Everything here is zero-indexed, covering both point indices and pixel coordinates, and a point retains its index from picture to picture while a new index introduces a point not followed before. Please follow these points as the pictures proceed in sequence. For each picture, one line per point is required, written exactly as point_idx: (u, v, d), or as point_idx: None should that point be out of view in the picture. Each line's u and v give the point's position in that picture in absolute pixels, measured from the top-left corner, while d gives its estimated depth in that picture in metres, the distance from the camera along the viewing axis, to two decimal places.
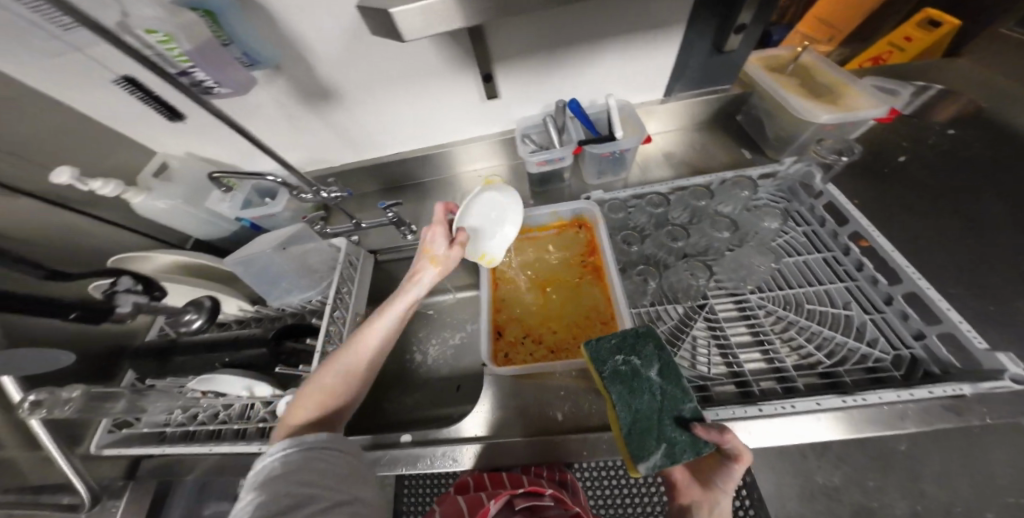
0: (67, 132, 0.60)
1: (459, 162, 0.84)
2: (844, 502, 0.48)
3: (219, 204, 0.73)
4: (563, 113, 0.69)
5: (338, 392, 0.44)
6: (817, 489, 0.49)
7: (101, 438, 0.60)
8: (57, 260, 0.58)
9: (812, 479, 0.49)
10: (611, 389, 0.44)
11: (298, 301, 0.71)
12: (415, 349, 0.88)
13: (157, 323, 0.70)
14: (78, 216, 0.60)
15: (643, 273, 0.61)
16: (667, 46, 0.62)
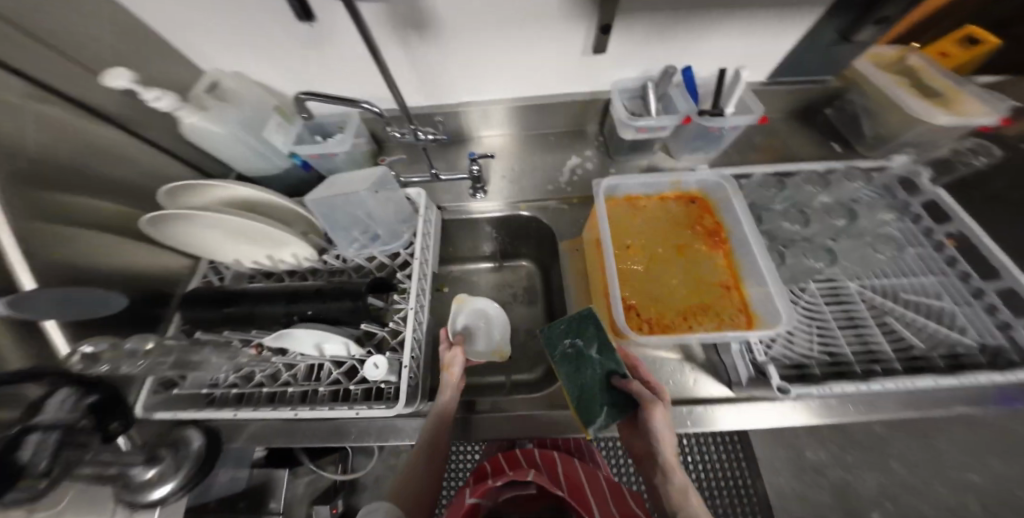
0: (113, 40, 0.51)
1: (533, 120, 0.79)
2: (827, 476, 0.63)
3: (275, 135, 0.64)
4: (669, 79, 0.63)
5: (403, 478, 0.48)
6: (807, 465, 0.64)
7: (146, 401, 0.54)
8: (103, 189, 0.50)
9: (803, 457, 0.65)
10: (561, 369, 0.51)
11: (363, 254, 0.66)
12: None
13: (200, 270, 0.62)
14: (127, 137, 0.54)
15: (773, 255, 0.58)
16: (793, 29, 0.61)
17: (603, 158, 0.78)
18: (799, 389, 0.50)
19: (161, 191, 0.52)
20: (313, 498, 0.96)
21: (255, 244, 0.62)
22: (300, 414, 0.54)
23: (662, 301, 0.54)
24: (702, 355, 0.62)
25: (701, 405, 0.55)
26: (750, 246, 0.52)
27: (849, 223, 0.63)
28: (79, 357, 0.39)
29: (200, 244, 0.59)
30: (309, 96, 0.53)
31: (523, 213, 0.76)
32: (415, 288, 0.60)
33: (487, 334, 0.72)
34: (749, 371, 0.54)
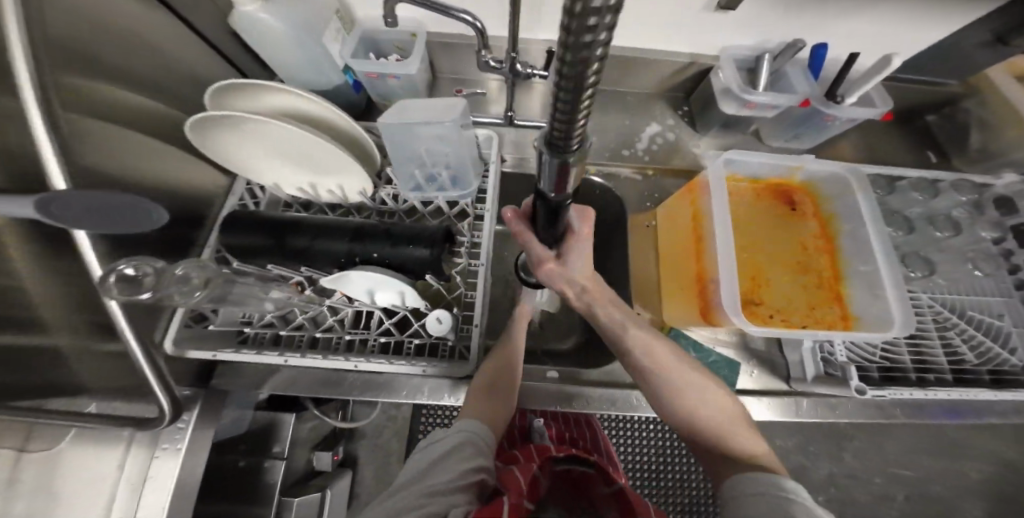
0: None
1: (618, 77, 0.70)
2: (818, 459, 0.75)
3: (332, 43, 0.52)
4: (794, 53, 0.55)
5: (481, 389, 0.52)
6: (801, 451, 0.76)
7: (175, 334, 0.48)
8: (138, 83, 0.40)
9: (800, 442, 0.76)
10: None
11: (423, 199, 0.58)
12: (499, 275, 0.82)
13: (235, 190, 0.53)
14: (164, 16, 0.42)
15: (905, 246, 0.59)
16: (949, 22, 0.54)
17: (685, 134, 0.72)
18: (875, 390, 0.52)
19: (208, 89, 0.41)
20: (313, 439, 0.95)
21: (300, 166, 0.51)
22: (359, 365, 0.51)
23: (756, 291, 0.53)
24: (761, 346, 0.61)
25: (758, 398, 0.56)
26: (868, 250, 0.50)
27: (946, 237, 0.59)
28: (116, 280, 0.31)
29: (238, 157, 0.49)
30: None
31: (588, 176, 0.70)
32: (487, 243, 0.56)
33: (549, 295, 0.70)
34: (818, 369, 0.56)
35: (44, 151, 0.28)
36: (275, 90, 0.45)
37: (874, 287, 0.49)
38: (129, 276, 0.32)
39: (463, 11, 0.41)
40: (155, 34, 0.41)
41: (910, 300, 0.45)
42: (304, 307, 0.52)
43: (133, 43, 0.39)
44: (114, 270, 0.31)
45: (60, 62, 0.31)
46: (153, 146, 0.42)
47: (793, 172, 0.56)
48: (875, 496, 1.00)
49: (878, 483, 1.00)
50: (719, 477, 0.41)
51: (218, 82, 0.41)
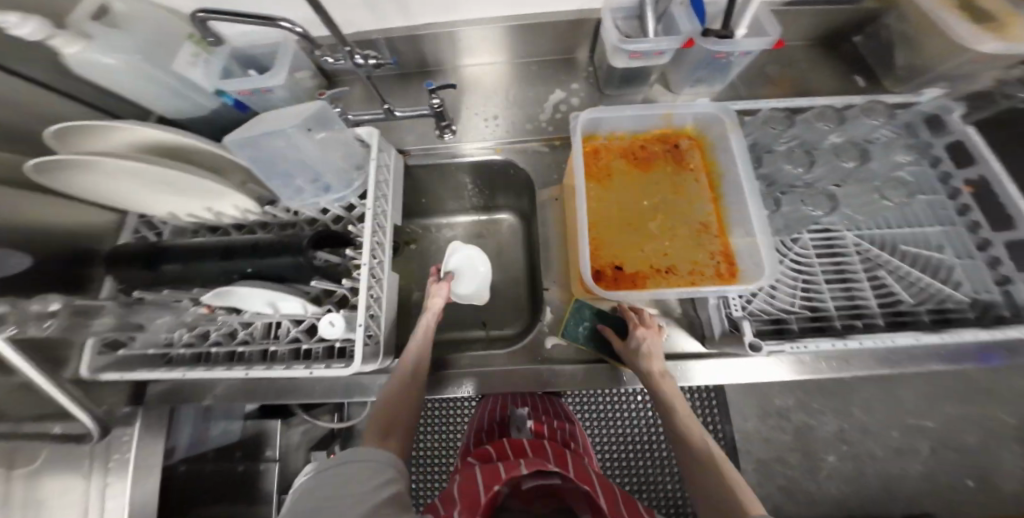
0: None
1: (516, 46, 0.67)
2: None
3: (191, 69, 0.53)
4: None
5: (392, 405, 0.48)
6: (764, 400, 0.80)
7: (91, 362, 0.51)
8: None
9: None
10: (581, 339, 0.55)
11: (314, 209, 0.58)
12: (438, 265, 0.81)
13: (128, 224, 0.57)
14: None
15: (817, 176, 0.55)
16: None
17: (593, 93, 0.69)
18: (772, 346, 0.45)
19: (48, 133, 0.43)
20: (309, 441, 0.87)
21: (183, 194, 0.54)
22: (254, 373, 0.51)
23: (640, 253, 0.51)
24: (680, 310, 0.57)
25: (674, 362, 0.52)
26: (741, 192, 0.49)
27: (859, 166, 0.52)
28: None
29: (121, 197, 0.53)
30: (208, 15, 0.43)
31: (496, 156, 0.68)
32: (367, 241, 0.53)
33: (472, 277, 0.70)
34: (722, 326, 0.50)
35: None
36: (125, 128, 0.47)
37: (750, 231, 0.48)
38: None
39: (282, 20, 0.43)
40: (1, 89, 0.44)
41: (773, 241, 0.44)
42: (214, 325, 0.54)
43: None
44: None
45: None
46: (13, 197, 0.45)
47: (670, 122, 0.56)
48: (892, 451, 0.87)
49: (897, 438, 0.87)
50: (699, 493, 0.39)
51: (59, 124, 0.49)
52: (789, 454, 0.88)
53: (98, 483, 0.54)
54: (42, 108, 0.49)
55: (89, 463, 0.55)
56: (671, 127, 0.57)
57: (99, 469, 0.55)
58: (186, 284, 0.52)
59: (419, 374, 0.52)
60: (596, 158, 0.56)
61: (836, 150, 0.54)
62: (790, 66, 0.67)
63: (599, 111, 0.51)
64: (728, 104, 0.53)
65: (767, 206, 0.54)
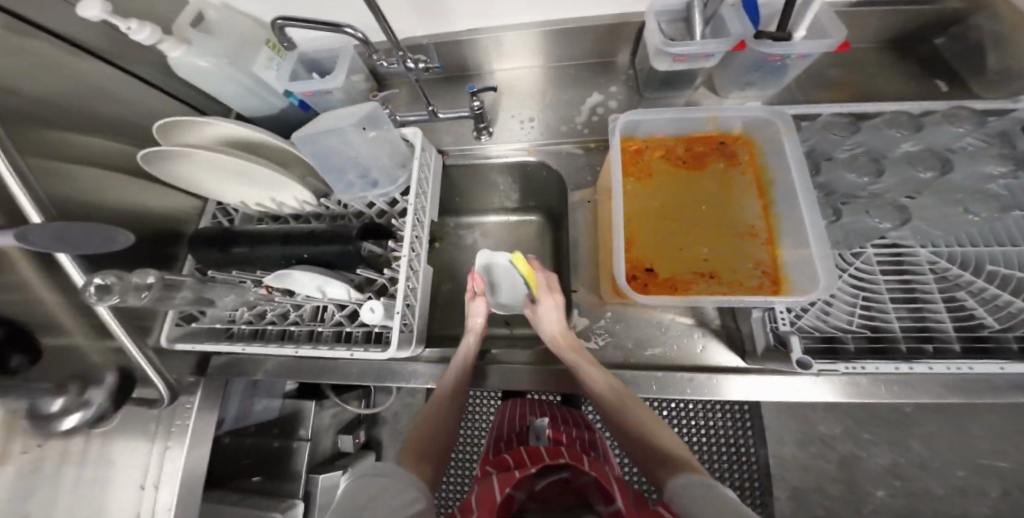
0: None
1: (557, 51, 0.69)
2: None
3: (265, 72, 0.59)
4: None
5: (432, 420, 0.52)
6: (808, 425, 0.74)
7: (169, 331, 0.58)
8: (105, 130, 0.51)
9: None
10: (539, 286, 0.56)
11: (359, 203, 0.63)
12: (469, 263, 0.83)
13: (208, 211, 0.64)
14: (113, 70, 0.52)
15: (884, 186, 0.50)
16: None
17: (633, 96, 0.68)
18: (823, 365, 0.41)
19: (153, 128, 0.50)
20: (337, 424, 0.93)
21: (253, 185, 0.60)
22: (303, 351, 0.55)
23: (680, 259, 0.50)
24: (717, 320, 0.54)
25: (710, 375, 0.50)
26: (797, 199, 0.47)
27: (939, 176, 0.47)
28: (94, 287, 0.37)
29: (202, 185, 0.60)
30: (286, 21, 0.47)
31: (528, 158, 0.69)
32: (408, 235, 0.56)
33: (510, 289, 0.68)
34: (765, 340, 0.45)
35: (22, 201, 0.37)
36: (209, 124, 0.54)
37: (803, 239, 0.45)
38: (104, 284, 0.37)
39: (346, 26, 0.47)
40: (116, 85, 0.52)
41: (830, 250, 0.41)
42: (271, 306, 0.59)
43: (95, 95, 0.49)
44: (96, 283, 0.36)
45: (29, 123, 0.41)
46: (118, 182, 0.52)
47: (717, 125, 0.54)
48: (955, 491, 0.76)
49: (963, 478, 0.76)
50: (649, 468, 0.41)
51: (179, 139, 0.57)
52: (829, 484, 0.81)
53: (161, 445, 0.61)
54: (146, 105, 0.57)
55: (155, 426, 0.61)
56: (718, 130, 0.55)
57: (164, 434, 0.61)
58: (251, 265, 0.57)
59: (457, 395, 0.55)
60: (633, 161, 0.55)
61: (910, 158, 0.48)
62: (853, 68, 0.63)
63: (640, 115, 0.51)
64: (781, 108, 0.50)
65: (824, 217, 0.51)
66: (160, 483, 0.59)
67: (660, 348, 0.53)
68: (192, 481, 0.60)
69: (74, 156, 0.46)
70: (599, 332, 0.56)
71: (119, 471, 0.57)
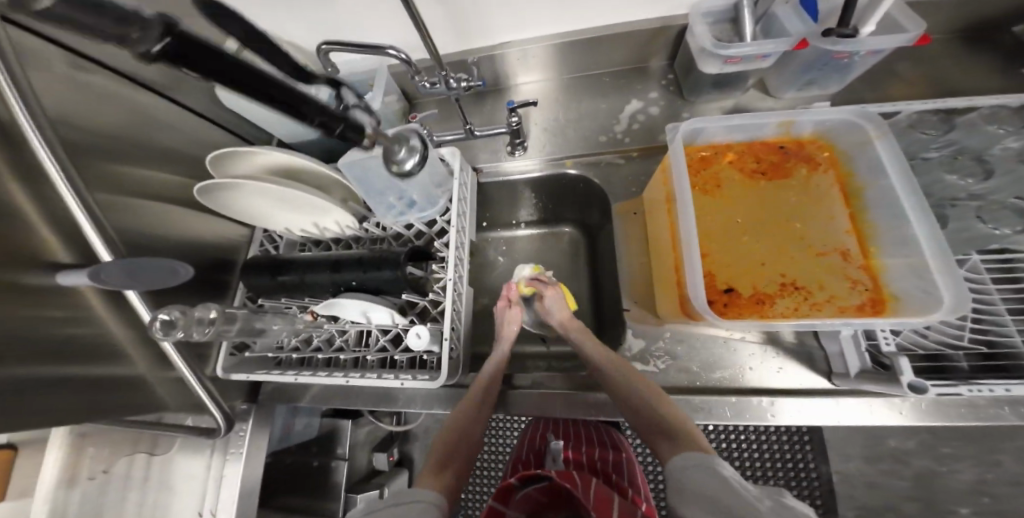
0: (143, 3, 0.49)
1: (591, 61, 0.67)
2: (912, 464, 0.64)
3: None
4: None
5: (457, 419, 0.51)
6: (889, 450, 0.66)
7: (224, 361, 0.58)
8: (161, 162, 0.52)
9: (885, 444, 0.66)
10: None
11: (400, 224, 0.61)
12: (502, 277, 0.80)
13: (255, 238, 0.65)
14: (166, 103, 0.54)
15: (988, 188, 0.44)
16: None
17: (674, 101, 0.65)
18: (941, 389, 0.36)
19: (208, 160, 0.51)
20: (372, 441, 0.91)
21: (300, 213, 0.60)
22: (354, 379, 0.54)
23: (759, 274, 0.46)
24: (793, 338, 0.49)
25: (794, 399, 0.45)
26: (897, 207, 0.42)
27: None
28: (158, 323, 0.40)
29: (249, 215, 0.61)
30: (335, 47, 0.47)
31: (566, 170, 0.67)
32: (451, 257, 0.55)
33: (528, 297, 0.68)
34: (863, 361, 0.42)
35: (94, 241, 0.40)
36: (260, 153, 0.55)
37: (910, 252, 0.40)
38: (167, 320, 0.41)
39: (392, 48, 0.47)
40: (167, 116, 0.53)
41: (955, 263, 0.36)
42: (318, 332, 0.58)
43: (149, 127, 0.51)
44: (157, 318, 0.40)
45: (86, 154, 0.43)
46: (174, 214, 0.54)
47: (789, 130, 0.50)
48: None
49: None
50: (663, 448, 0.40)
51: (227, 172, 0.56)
52: None
53: (216, 470, 0.60)
54: (196, 135, 0.58)
55: (211, 451, 0.61)
56: (790, 135, 0.51)
57: (220, 457, 0.60)
58: (300, 292, 0.57)
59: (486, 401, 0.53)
60: (694, 170, 0.52)
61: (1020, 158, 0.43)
62: (923, 62, 0.58)
63: (699, 119, 0.48)
64: (865, 108, 0.46)
65: None
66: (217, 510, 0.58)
67: (729, 370, 0.49)
68: (248, 501, 0.59)
69: (132, 191, 0.48)
70: (659, 354, 0.52)
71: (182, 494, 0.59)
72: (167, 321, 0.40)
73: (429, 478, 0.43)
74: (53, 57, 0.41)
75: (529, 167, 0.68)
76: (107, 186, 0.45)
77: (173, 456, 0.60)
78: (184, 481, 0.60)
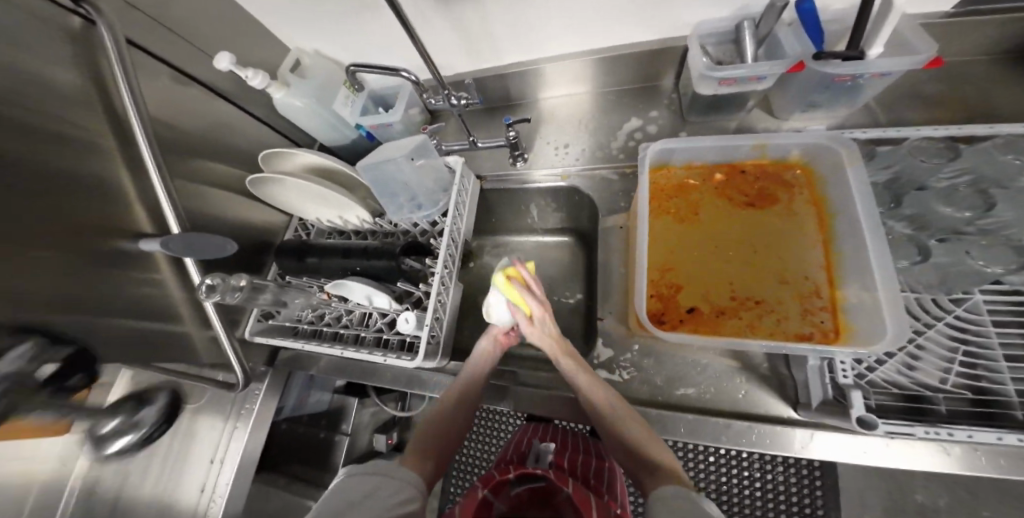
0: (229, 34, 0.62)
1: (596, 78, 0.70)
2: None
3: (342, 109, 0.69)
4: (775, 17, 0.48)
5: (437, 423, 0.56)
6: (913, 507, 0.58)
7: (253, 326, 0.68)
8: (227, 157, 0.65)
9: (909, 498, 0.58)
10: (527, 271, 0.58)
11: (408, 221, 0.69)
12: None
13: (291, 225, 0.76)
14: (235, 110, 0.67)
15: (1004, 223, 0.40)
16: None
17: (676, 119, 0.66)
18: (894, 428, 0.35)
19: (260, 157, 0.63)
20: (376, 423, 0.99)
21: (327, 206, 0.70)
22: (349, 352, 0.62)
23: (714, 290, 0.47)
24: (766, 365, 0.48)
25: (751, 423, 0.44)
26: (860, 236, 0.42)
27: None
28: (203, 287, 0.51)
29: (288, 205, 0.72)
30: (360, 67, 0.56)
31: (561, 183, 0.70)
32: (441, 254, 0.60)
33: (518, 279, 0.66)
34: (824, 393, 0.41)
35: (170, 214, 0.51)
36: (300, 154, 0.65)
37: (867, 283, 0.40)
38: (211, 285, 0.52)
39: (406, 70, 0.55)
40: (236, 120, 0.67)
41: (900, 296, 0.36)
42: (327, 309, 0.67)
43: (222, 130, 0.64)
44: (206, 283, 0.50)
45: (173, 149, 0.56)
46: (230, 200, 0.66)
47: (766, 153, 0.51)
48: None
49: None
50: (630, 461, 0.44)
51: (275, 166, 0.67)
52: None
53: (230, 424, 0.71)
54: (256, 137, 0.71)
55: (229, 409, 0.72)
56: (767, 158, 0.51)
57: (234, 415, 0.71)
58: (319, 272, 0.67)
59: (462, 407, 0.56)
60: (667, 185, 0.53)
61: None
62: (953, 84, 0.54)
63: (668, 140, 0.49)
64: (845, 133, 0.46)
65: (910, 257, 0.42)
66: (224, 459, 0.69)
67: (693, 389, 0.49)
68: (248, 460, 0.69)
69: (201, 179, 0.61)
70: (625, 365, 0.53)
71: (199, 443, 0.70)
72: (208, 286, 0.51)
73: (412, 466, 0.51)
74: (160, 73, 0.54)
75: (546, 179, 0.72)
76: (185, 173, 0.58)
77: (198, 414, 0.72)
78: (204, 431, 0.71)
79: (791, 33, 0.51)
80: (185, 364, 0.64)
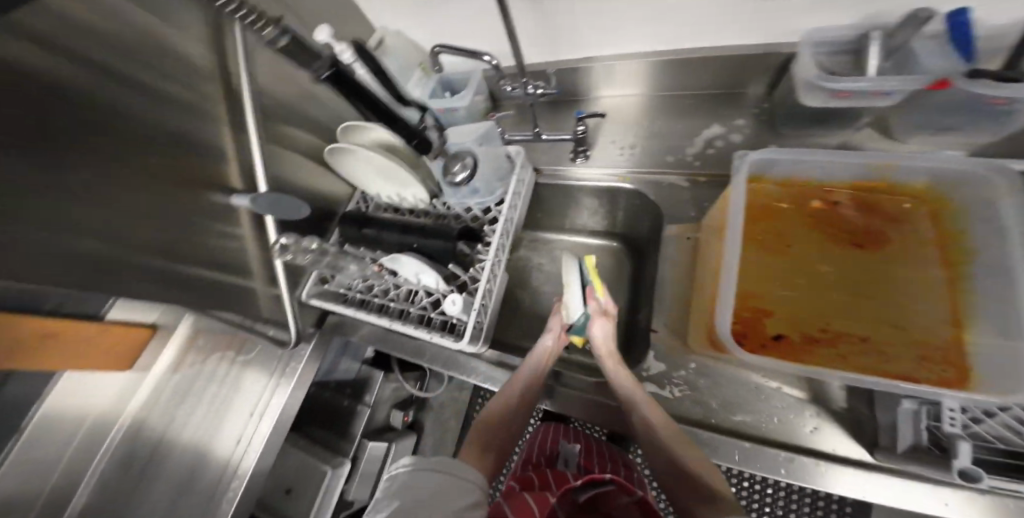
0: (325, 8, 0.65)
1: (678, 82, 0.67)
2: None
3: (413, 88, 0.71)
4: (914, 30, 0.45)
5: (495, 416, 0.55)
6: None
7: (310, 288, 0.72)
8: (307, 125, 0.68)
9: None
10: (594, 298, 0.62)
11: (460, 206, 0.70)
12: (540, 276, 0.82)
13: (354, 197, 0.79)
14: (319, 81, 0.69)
15: None
16: None
17: (760, 132, 0.62)
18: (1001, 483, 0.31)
19: (340, 128, 0.66)
20: (394, 399, 1.01)
21: (388, 182, 0.72)
22: (396, 326, 0.63)
23: (805, 318, 0.45)
24: (839, 402, 0.44)
25: (820, 461, 0.41)
26: (1009, 278, 0.37)
27: None
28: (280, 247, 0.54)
29: (352, 177, 0.74)
30: (444, 48, 0.56)
31: (622, 185, 0.68)
32: (494, 242, 0.61)
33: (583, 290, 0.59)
34: (916, 439, 0.37)
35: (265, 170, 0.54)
36: (370, 128, 0.67)
37: (1006, 333, 0.36)
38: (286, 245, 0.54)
39: (489, 54, 0.54)
40: (319, 90, 0.69)
41: None
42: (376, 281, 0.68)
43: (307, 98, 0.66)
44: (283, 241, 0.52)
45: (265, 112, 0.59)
46: (306, 166, 0.69)
47: (889, 176, 0.46)
48: None
49: None
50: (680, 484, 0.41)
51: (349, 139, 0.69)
52: None
53: (274, 380, 0.73)
54: (334, 109, 0.74)
55: (274, 367, 0.75)
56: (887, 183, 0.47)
57: (279, 372, 0.74)
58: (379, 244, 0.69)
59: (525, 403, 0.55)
60: (759, 203, 0.51)
61: None
62: None
63: (769, 154, 0.46)
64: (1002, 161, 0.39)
65: None
66: (264, 413, 0.71)
67: (753, 416, 0.46)
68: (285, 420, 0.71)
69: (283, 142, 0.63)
70: (677, 381, 0.51)
71: (244, 396, 0.73)
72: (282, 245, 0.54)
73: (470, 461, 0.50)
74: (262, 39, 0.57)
75: (587, 177, 0.71)
76: (272, 135, 0.60)
77: (247, 367, 0.76)
78: (250, 384, 0.74)
79: (932, 49, 0.47)
80: (242, 316, 0.67)
